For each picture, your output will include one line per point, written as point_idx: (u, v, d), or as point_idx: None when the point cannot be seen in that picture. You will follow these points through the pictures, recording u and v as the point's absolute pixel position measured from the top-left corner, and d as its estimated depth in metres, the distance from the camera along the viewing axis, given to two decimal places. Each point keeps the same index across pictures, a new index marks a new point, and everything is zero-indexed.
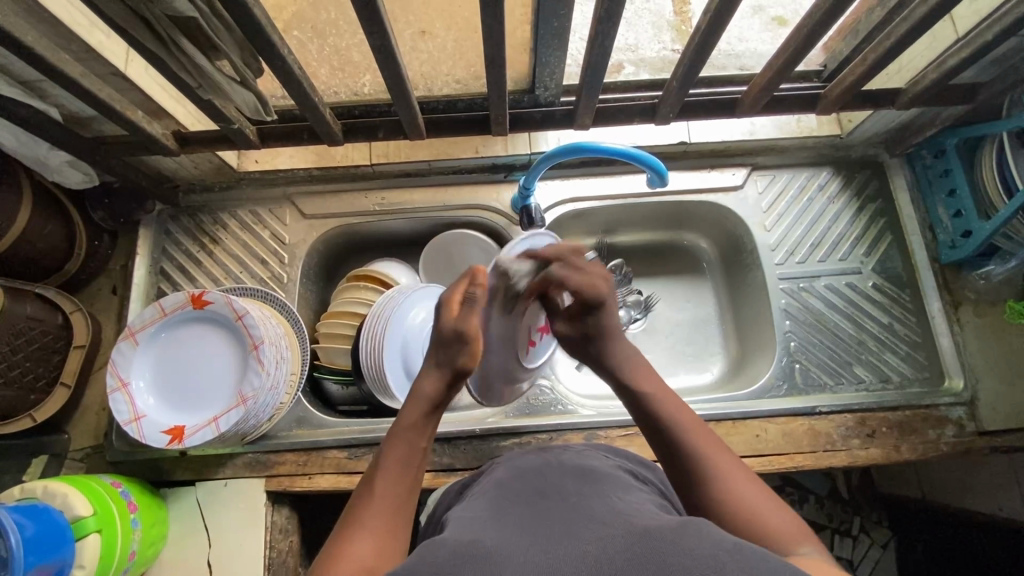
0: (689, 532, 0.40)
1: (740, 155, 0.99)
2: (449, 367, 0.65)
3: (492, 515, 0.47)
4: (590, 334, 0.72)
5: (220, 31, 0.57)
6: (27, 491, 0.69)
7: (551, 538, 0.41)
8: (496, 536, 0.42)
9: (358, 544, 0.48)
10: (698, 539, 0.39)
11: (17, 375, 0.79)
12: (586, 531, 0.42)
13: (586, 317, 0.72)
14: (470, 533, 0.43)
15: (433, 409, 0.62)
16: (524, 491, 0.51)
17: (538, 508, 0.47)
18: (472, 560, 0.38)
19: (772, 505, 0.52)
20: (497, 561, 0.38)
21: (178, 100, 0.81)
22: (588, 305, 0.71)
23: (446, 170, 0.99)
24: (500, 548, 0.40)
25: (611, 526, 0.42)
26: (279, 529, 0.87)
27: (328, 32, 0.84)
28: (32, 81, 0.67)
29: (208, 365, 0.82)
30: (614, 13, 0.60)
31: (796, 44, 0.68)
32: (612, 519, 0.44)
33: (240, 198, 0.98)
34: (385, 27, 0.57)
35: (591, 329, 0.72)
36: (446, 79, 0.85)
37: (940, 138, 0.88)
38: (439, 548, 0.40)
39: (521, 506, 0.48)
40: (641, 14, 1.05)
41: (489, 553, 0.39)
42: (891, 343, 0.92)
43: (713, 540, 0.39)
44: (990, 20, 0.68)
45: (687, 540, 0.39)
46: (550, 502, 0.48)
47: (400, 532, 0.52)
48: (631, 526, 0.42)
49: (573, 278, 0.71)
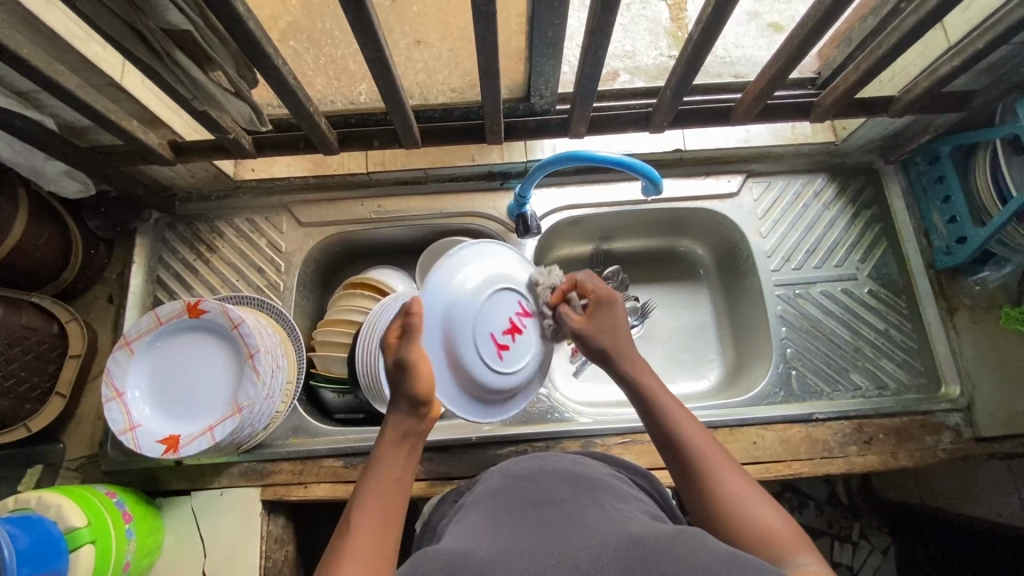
0: (684, 541, 0.40)
1: (735, 162, 0.99)
2: (403, 400, 0.59)
3: (487, 524, 0.47)
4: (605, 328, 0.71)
5: (215, 43, 0.57)
6: (21, 502, 0.68)
7: (545, 546, 0.41)
8: (489, 545, 0.42)
9: None
10: (693, 548, 0.39)
11: (12, 385, 0.78)
12: (581, 539, 0.42)
13: (601, 315, 0.72)
14: (463, 543, 0.43)
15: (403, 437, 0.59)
16: (519, 498, 0.51)
17: (532, 516, 0.47)
18: (464, 569, 0.38)
19: (767, 508, 0.51)
20: (491, 568, 0.38)
21: (174, 110, 0.81)
22: (605, 304, 0.72)
23: (443, 178, 0.99)
24: (495, 557, 0.40)
25: (604, 533, 0.42)
26: (274, 539, 0.86)
27: (323, 41, 0.81)
28: (27, 92, 0.67)
29: (198, 375, 0.81)
30: (607, 23, 0.60)
31: (789, 53, 0.69)
32: (606, 527, 0.44)
33: (236, 207, 0.98)
34: (378, 37, 0.58)
35: (606, 326, 0.71)
36: (442, 87, 0.86)
37: (934, 145, 0.89)
38: (432, 558, 0.40)
39: (514, 514, 0.48)
40: (638, 21, 1.05)
41: (481, 564, 0.39)
42: (887, 349, 0.92)
43: (707, 549, 0.39)
44: (981, 29, 0.69)
45: (682, 549, 0.39)
46: (545, 510, 0.48)
47: (386, 570, 0.50)
48: (624, 534, 0.42)
49: (594, 280, 0.74)
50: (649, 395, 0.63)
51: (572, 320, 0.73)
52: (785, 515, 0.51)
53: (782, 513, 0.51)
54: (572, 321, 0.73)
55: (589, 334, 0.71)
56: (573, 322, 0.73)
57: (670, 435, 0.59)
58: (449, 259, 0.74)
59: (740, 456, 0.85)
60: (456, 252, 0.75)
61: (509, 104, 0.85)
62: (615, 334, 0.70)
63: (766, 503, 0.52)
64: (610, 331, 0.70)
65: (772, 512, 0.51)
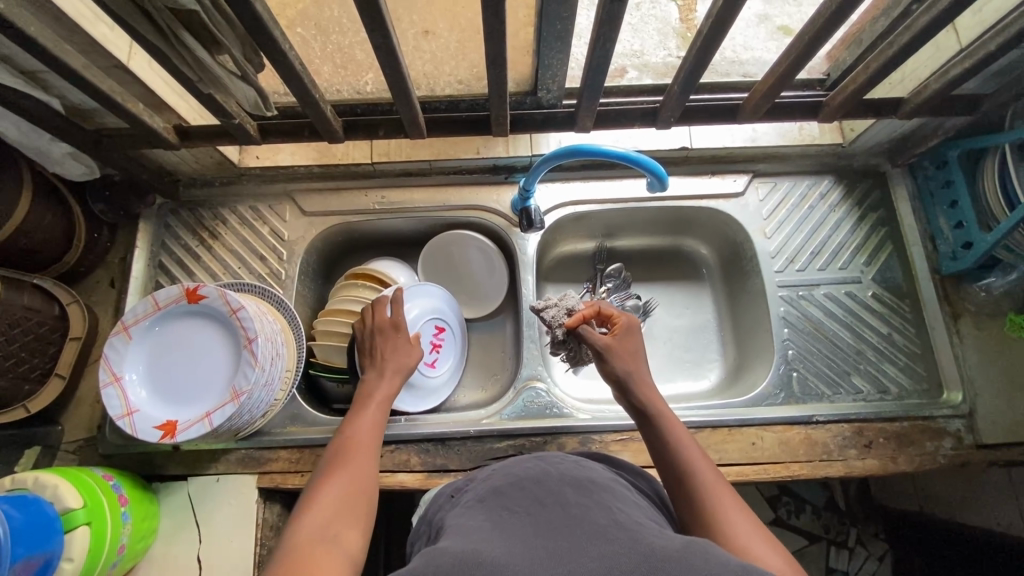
0: (696, 553, 0.41)
1: (741, 162, 0.99)
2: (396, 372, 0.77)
3: (493, 526, 0.47)
4: (630, 352, 0.73)
5: (222, 25, 0.57)
6: (18, 482, 0.68)
7: (556, 552, 0.42)
8: (496, 549, 0.42)
9: (325, 492, 0.58)
10: (705, 561, 0.39)
11: (12, 365, 0.78)
12: (589, 545, 0.42)
13: (625, 338, 0.74)
14: (472, 542, 0.43)
15: (379, 399, 0.73)
16: (523, 501, 0.51)
17: (538, 521, 0.47)
18: (477, 567, 0.39)
19: (773, 553, 0.51)
20: (503, 567, 0.39)
21: (180, 95, 0.81)
22: (627, 329, 0.74)
23: (445, 170, 0.98)
24: (506, 561, 0.40)
25: (616, 542, 0.42)
26: (269, 527, 0.86)
27: (330, 30, 0.82)
28: (34, 72, 0.67)
29: (189, 364, 0.81)
30: (616, 15, 0.59)
31: (798, 50, 0.68)
32: (616, 532, 0.44)
33: (241, 194, 0.99)
34: (387, 24, 0.57)
35: (627, 348, 0.73)
36: (449, 79, 0.84)
37: (942, 149, 0.88)
38: (438, 559, 0.40)
39: (521, 516, 0.48)
40: (647, 20, 1.05)
41: (490, 567, 0.39)
42: (890, 354, 0.92)
43: (719, 561, 0.39)
44: (993, 32, 0.68)
45: (695, 561, 0.39)
46: (551, 513, 0.48)
47: (361, 494, 0.59)
48: (635, 541, 0.42)
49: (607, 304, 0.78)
50: (662, 424, 0.64)
51: (598, 336, 0.73)
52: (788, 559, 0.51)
53: (786, 555, 0.51)
54: (596, 336, 0.72)
55: (614, 354, 0.71)
56: (599, 339, 0.72)
57: (679, 470, 0.59)
58: (239, 314, 0.79)
59: (739, 457, 0.85)
60: (245, 308, 0.78)
61: (516, 98, 0.84)
62: (636, 361, 0.72)
63: (771, 548, 0.51)
64: (633, 356, 0.72)
65: (778, 556, 0.51)
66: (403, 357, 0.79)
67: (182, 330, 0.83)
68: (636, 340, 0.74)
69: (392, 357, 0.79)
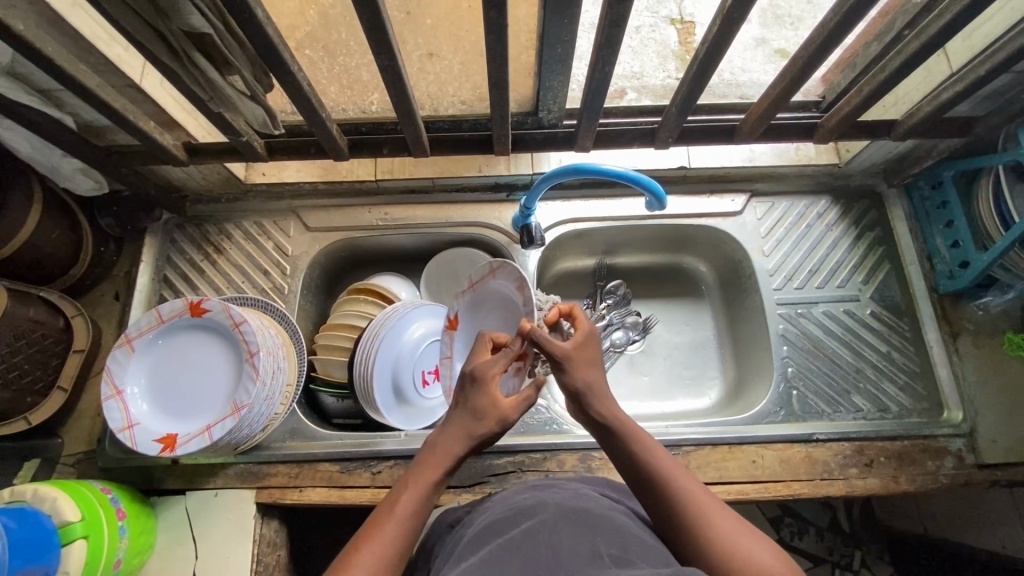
0: None
1: (739, 181, 1.00)
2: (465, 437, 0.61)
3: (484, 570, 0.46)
4: (591, 361, 0.66)
5: (233, 47, 0.59)
6: (16, 494, 0.69)
7: None
8: None
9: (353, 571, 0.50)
10: None
11: (16, 377, 0.79)
12: None
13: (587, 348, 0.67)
14: None
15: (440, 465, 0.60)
16: (518, 537, 0.50)
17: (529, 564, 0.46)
18: None
19: (761, 548, 0.53)
20: None
21: (190, 112, 0.83)
22: (587, 339, 0.67)
23: (448, 188, 1.00)
24: None
25: None
26: (267, 543, 0.86)
27: (338, 52, 0.85)
28: (50, 91, 0.69)
29: (189, 377, 0.82)
30: (614, 39, 0.61)
31: (793, 73, 0.70)
32: None
33: (246, 210, 1.00)
34: (392, 46, 0.59)
35: (586, 360, 0.66)
36: (452, 100, 0.86)
37: (938, 170, 0.89)
38: None
39: (512, 557, 0.47)
40: (647, 43, 1.08)
41: None
42: (890, 372, 0.92)
43: None
44: (983, 57, 0.70)
45: None
46: (542, 556, 0.47)
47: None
48: None
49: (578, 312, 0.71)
50: (627, 434, 0.62)
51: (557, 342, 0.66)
52: (782, 561, 0.52)
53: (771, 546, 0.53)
54: (554, 345, 0.65)
55: (572, 364, 0.65)
56: (556, 346, 0.65)
57: (651, 484, 0.58)
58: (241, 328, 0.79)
59: (740, 475, 0.85)
60: (247, 323, 0.78)
61: (517, 117, 0.85)
62: (593, 371, 0.66)
63: (759, 542, 0.53)
64: (591, 366, 0.66)
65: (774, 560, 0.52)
66: (472, 423, 0.62)
67: (184, 344, 0.83)
68: (594, 348, 0.68)
69: (459, 416, 0.63)
